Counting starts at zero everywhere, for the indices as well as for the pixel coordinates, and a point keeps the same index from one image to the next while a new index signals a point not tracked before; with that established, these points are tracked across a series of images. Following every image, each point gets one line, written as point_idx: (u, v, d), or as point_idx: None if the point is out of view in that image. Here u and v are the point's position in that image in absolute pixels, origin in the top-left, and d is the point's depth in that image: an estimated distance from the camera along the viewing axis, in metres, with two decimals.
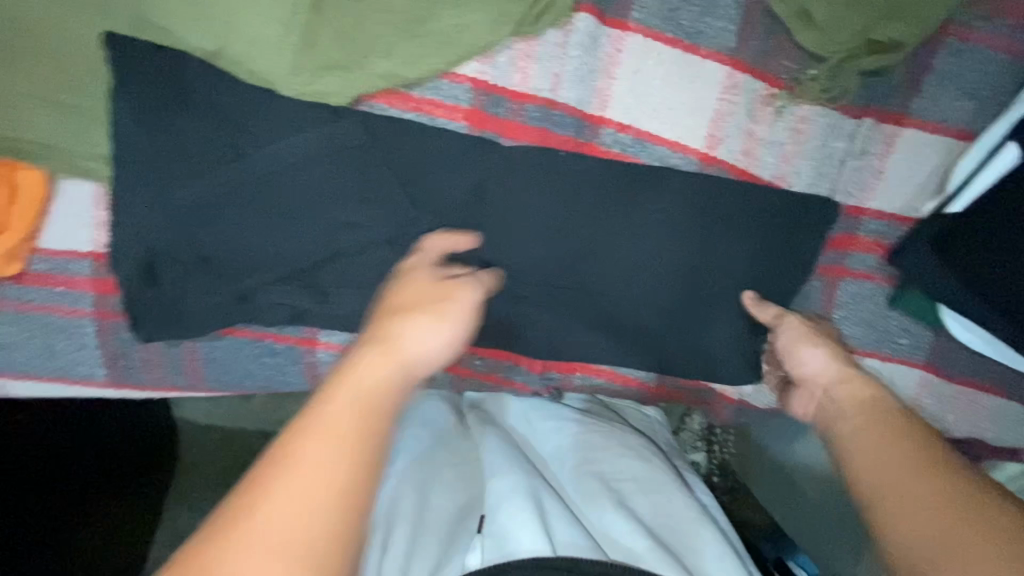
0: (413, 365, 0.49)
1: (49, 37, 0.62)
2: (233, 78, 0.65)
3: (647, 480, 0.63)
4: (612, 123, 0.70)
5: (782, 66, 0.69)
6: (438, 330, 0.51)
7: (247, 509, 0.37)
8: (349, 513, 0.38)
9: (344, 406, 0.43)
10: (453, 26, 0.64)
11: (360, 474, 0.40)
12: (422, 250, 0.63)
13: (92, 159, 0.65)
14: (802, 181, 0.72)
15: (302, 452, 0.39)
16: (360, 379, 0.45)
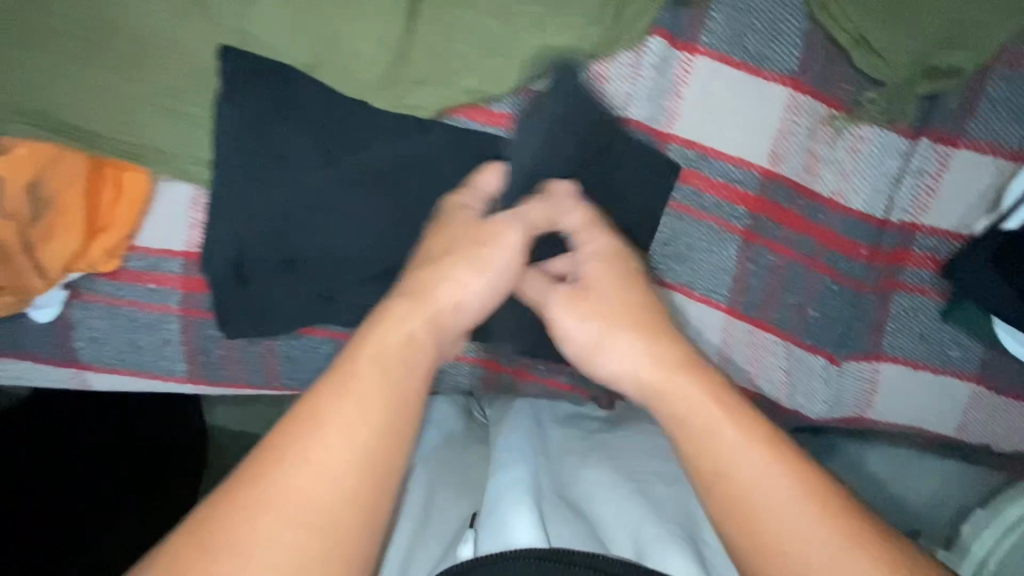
0: (442, 319, 0.51)
1: (133, 31, 0.57)
2: (325, 89, 0.63)
3: (668, 474, 0.59)
4: (680, 139, 0.67)
5: (840, 88, 0.65)
6: (484, 281, 0.54)
7: (271, 470, 0.40)
8: (362, 473, 0.41)
9: (371, 366, 0.45)
10: (534, 47, 0.64)
11: (382, 430, 0.43)
12: (477, 185, 0.61)
13: (194, 162, 0.62)
14: (861, 201, 0.68)
15: (325, 414, 0.42)
16: (383, 338, 0.47)
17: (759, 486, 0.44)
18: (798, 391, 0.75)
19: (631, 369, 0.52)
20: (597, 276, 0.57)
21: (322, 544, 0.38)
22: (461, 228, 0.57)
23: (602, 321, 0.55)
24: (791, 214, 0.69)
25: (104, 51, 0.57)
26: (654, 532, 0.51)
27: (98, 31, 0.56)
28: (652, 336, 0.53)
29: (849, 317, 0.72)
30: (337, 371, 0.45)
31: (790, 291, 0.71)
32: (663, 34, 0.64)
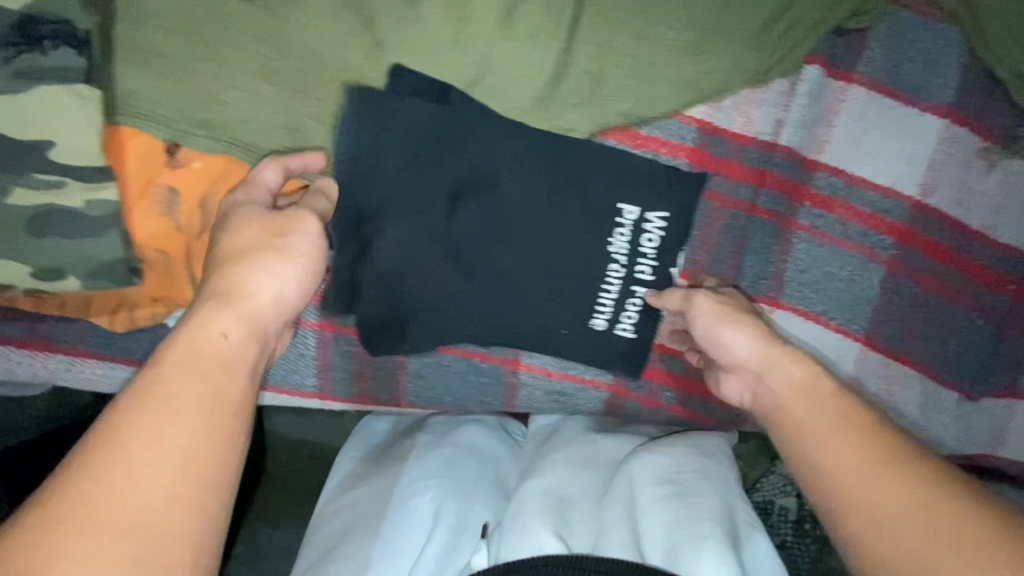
0: (261, 316, 0.48)
1: (305, 44, 0.57)
2: (482, 107, 0.63)
3: (705, 471, 0.60)
4: (827, 167, 0.67)
5: (996, 121, 0.64)
6: (297, 272, 0.50)
7: (64, 490, 0.36)
8: (170, 491, 0.37)
9: (176, 373, 0.41)
10: (691, 71, 0.63)
11: (204, 443, 0.40)
12: (257, 181, 0.54)
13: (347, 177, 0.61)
14: (1009, 234, 0.67)
15: (123, 433, 0.38)
16: (188, 341, 0.43)
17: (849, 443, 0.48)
18: (929, 427, 0.73)
19: (743, 344, 0.58)
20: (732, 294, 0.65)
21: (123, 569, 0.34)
22: (260, 219, 0.51)
23: (729, 306, 0.61)
24: (939, 245, 0.68)
25: (276, 64, 0.56)
26: (683, 532, 0.53)
27: (272, 45, 0.56)
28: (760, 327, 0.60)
29: (985, 353, 0.70)
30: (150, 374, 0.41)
31: (930, 323, 0.70)
32: (821, 62, 0.65)
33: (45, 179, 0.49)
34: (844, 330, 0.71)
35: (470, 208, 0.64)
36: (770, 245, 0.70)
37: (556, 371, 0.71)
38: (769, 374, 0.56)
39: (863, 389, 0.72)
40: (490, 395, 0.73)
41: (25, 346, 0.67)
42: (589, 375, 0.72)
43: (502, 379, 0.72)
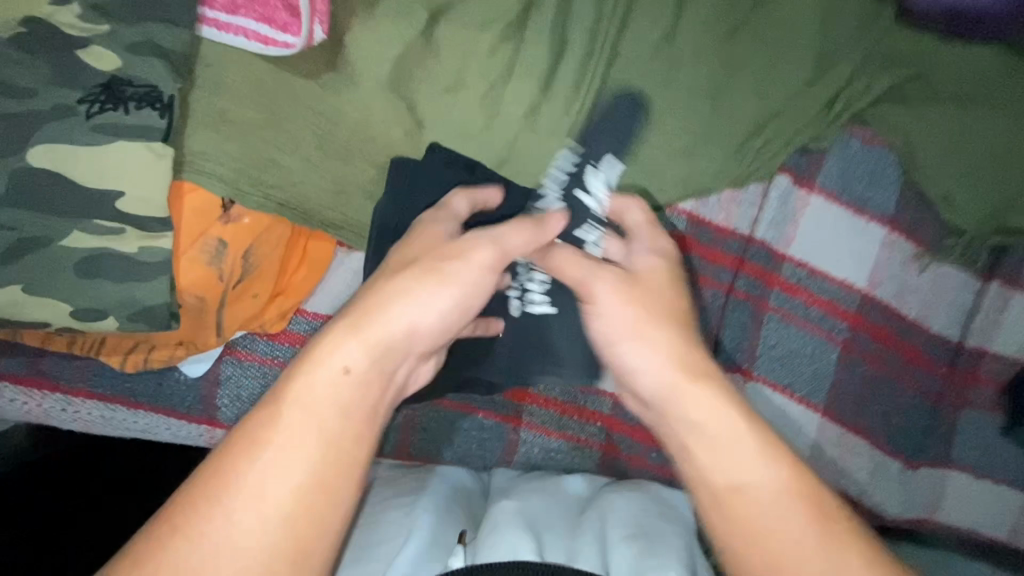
0: (391, 344, 0.50)
1: (357, 120, 0.63)
2: (507, 186, 0.71)
3: (664, 514, 0.64)
4: (794, 259, 0.78)
5: (925, 232, 0.79)
6: (444, 300, 0.52)
7: (210, 504, 0.43)
8: (289, 522, 0.43)
9: (300, 411, 0.46)
10: (684, 172, 0.75)
11: (320, 482, 0.45)
12: (447, 208, 0.62)
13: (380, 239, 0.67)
14: (938, 325, 0.79)
15: (257, 460, 0.44)
16: (315, 375, 0.47)
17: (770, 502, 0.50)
18: (877, 492, 0.81)
19: (651, 365, 0.57)
20: (649, 273, 0.63)
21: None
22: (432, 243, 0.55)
23: (643, 309, 0.59)
24: (883, 331, 0.79)
25: (330, 134, 0.62)
26: (647, 561, 0.54)
27: (330, 119, 0.62)
28: (679, 341, 0.58)
29: (924, 428, 0.81)
30: (284, 407, 0.46)
31: (878, 399, 0.80)
32: (787, 173, 0.78)
33: (105, 225, 0.51)
34: (805, 401, 0.80)
35: None
36: (746, 322, 0.79)
37: (552, 430, 0.76)
38: (673, 412, 0.55)
39: (821, 455, 0.80)
40: (488, 450, 0.76)
41: (21, 383, 0.65)
42: (583, 435, 0.76)
43: (503, 435, 0.75)
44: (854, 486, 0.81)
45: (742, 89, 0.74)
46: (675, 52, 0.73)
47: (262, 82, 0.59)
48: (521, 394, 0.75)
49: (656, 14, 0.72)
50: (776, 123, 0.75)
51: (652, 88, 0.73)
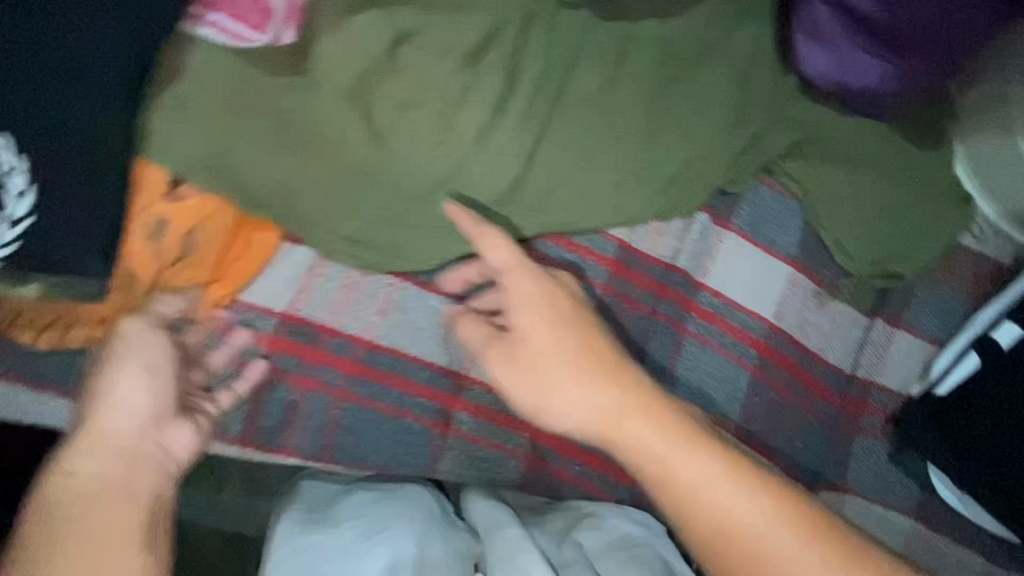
0: (123, 445, 0.60)
1: (308, 119, 0.69)
2: (457, 197, 0.76)
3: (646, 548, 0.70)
4: (710, 289, 0.86)
5: (824, 273, 0.88)
6: (134, 388, 0.62)
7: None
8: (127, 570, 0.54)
9: (66, 526, 0.55)
10: (617, 202, 0.82)
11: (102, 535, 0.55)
12: None
13: (325, 232, 0.72)
14: (834, 357, 0.88)
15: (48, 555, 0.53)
16: (71, 481, 0.57)
17: (712, 500, 0.60)
18: None
19: (571, 418, 0.66)
20: (537, 331, 0.67)
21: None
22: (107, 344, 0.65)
23: (524, 371, 0.67)
24: (789, 360, 0.87)
25: (282, 130, 0.68)
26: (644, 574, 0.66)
27: (283, 122, 0.68)
28: (619, 401, 0.65)
29: (824, 454, 0.88)
30: (57, 515, 0.55)
31: (784, 424, 0.87)
32: (708, 211, 0.86)
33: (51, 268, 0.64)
34: (721, 424, 0.85)
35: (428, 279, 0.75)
36: (667, 344, 0.85)
37: (478, 436, 0.78)
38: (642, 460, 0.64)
39: None
40: (409, 457, 0.76)
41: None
42: (508, 446, 0.79)
43: (428, 438, 0.77)
44: None
45: (669, 135, 0.84)
46: (612, 97, 0.83)
47: (227, 73, 0.67)
48: (452, 400, 0.77)
49: (595, 66, 0.83)
50: (696, 166, 0.85)
51: (592, 125, 0.82)
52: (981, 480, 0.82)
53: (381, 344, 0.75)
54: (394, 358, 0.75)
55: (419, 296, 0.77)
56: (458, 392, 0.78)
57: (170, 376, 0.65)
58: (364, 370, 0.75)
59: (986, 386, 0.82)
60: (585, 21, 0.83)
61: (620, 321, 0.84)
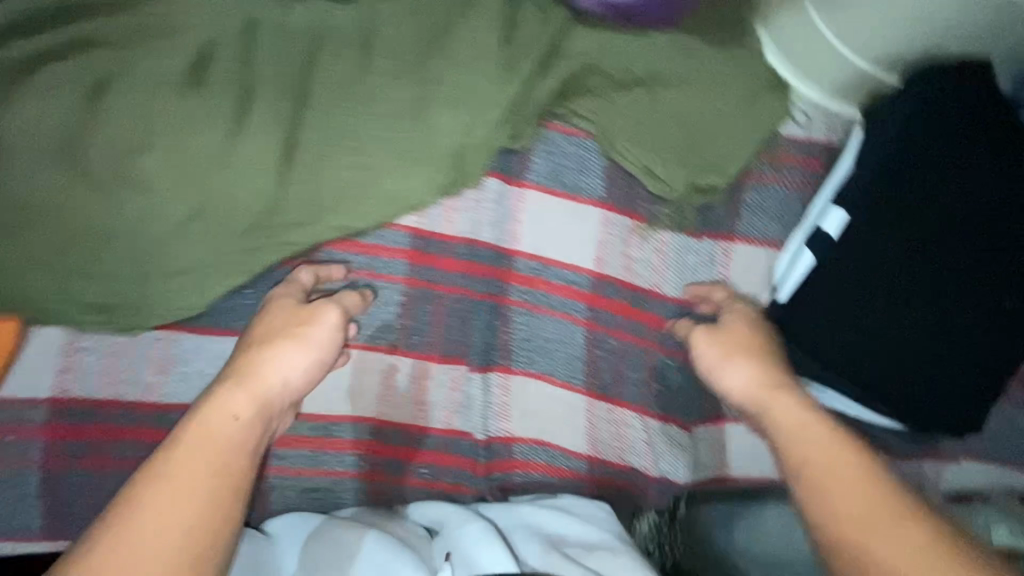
0: (269, 398, 0.61)
1: (9, 197, 0.66)
2: (212, 231, 0.71)
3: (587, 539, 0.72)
4: (524, 253, 0.81)
5: (641, 205, 0.83)
6: (296, 355, 0.65)
7: (138, 503, 0.50)
8: (202, 531, 0.50)
9: (191, 448, 0.54)
10: (395, 188, 0.77)
11: (208, 471, 0.53)
12: None
13: (59, 306, 0.68)
14: (672, 289, 0.84)
15: (153, 489, 0.51)
16: (212, 419, 0.57)
17: (807, 434, 0.62)
18: (667, 461, 0.86)
19: (742, 381, 0.71)
20: (737, 320, 0.76)
21: (193, 547, 0.49)
22: (280, 313, 0.68)
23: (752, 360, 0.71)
24: (623, 305, 0.83)
25: None
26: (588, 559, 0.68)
27: None
28: (756, 368, 0.71)
29: (684, 390, 0.85)
30: (194, 448, 0.54)
31: (633, 370, 0.84)
32: (497, 175, 0.82)
33: None
34: (567, 386, 0.83)
35: (206, 324, 0.72)
36: (491, 322, 0.81)
37: (303, 469, 0.76)
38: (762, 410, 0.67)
39: (594, 435, 0.85)
40: None
41: None
42: (341, 468, 0.77)
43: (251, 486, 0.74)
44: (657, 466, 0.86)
45: (439, 106, 0.79)
46: (364, 81, 0.77)
47: None
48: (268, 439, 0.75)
49: (341, 55, 0.77)
50: (472, 128, 0.79)
51: (351, 118, 0.76)
52: (847, 379, 0.77)
53: (172, 403, 0.70)
54: None
55: (199, 343, 0.71)
56: None
57: (327, 364, 0.68)
58: (157, 436, 0.70)
59: (861, 268, 0.75)
60: (319, 11, 0.77)
61: (438, 310, 0.79)
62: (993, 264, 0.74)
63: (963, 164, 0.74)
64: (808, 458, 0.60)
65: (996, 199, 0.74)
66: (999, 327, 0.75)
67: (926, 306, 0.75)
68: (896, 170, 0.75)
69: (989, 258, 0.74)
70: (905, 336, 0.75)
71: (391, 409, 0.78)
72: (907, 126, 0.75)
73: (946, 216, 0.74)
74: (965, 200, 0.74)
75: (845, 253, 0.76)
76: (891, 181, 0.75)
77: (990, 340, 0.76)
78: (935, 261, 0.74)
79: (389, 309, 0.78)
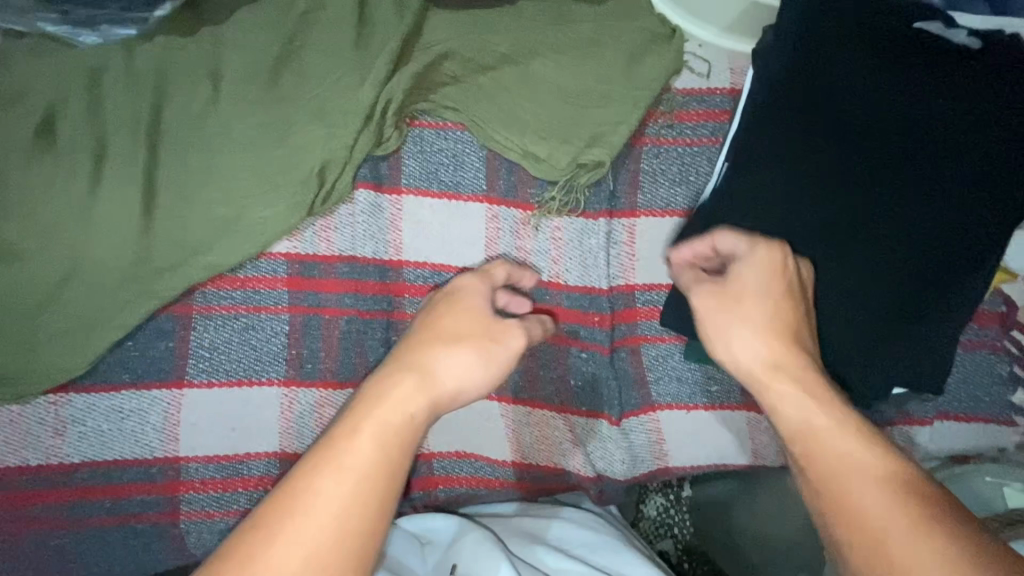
0: (441, 400, 0.57)
1: None
2: (84, 290, 0.71)
3: (593, 541, 0.71)
4: (411, 263, 0.78)
5: (528, 193, 0.78)
6: (484, 373, 0.61)
7: (309, 495, 0.47)
8: (352, 540, 0.46)
9: (370, 438, 0.50)
10: (262, 218, 0.75)
11: (376, 479, 0.49)
12: None
13: None
14: (576, 277, 0.78)
15: (325, 482, 0.48)
16: (385, 412, 0.52)
17: (831, 445, 0.52)
18: (602, 458, 0.80)
19: (747, 357, 0.58)
20: (744, 278, 0.61)
21: (353, 562, 0.46)
22: (471, 313, 0.64)
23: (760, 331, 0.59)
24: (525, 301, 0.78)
25: None
26: (600, 555, 0.69)
27: None
28: (765, 345, 0.58)
29: (608, 384, 0.79)
30: (370, 437, 0.50)
31: (546, 369, 0.79)
32: (368, 185, 0.78)
33: None
34: None
35: (93, 381, 0.73)
36: (388, 338, 0.78)
37: (215, 510, 0.74)
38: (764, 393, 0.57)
39: (517, 441, 0.80)
40: (162, 554, 0.74)
41: None
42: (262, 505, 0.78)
43: (162, 535, 0.73)
44: (594, 464, 0.80)
45: (297, 121, 0.75)
46: (217, 112, 0.75)
47: None
48: (173, 486, 0.73)
49: (188, 88, 0.76)
50: (330, 141, 0.75)
51: (209, 151, 0.75)
52: None
53: (76, 462, 0.72)
54: (95, 471, 0.72)
55: (90, 401, 0.72)
56: (178, 475, 0.74)
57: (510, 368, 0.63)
58: (67, 496, 0.72)
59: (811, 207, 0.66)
60: (161, 48, 0.76)
61: (333, 333, 0.77)
62: (942, 191, 0.64)
63: (927, 64, 0.64)
64: (824, 464, 0.52)
65: (938, 113, 0.63)
66: (964, 258, 0.65)
67: (880, 249, 0.65)
68: (883, 67, 0.64)
69: (956, 179, 0.64)
70: (838, 295, 0.67)
71: (296, 442, 0.75)
72: (796, 64, 0.66)
73: (860, 159, 0.65)
74: (881, 137, 0.64)
75: (753, 217, 0.66)
76: (790, 130, 0.66)
77: (948, 281, 0.66)
78: (857, 211, 0.65)
79: (281, 338, 0.76)
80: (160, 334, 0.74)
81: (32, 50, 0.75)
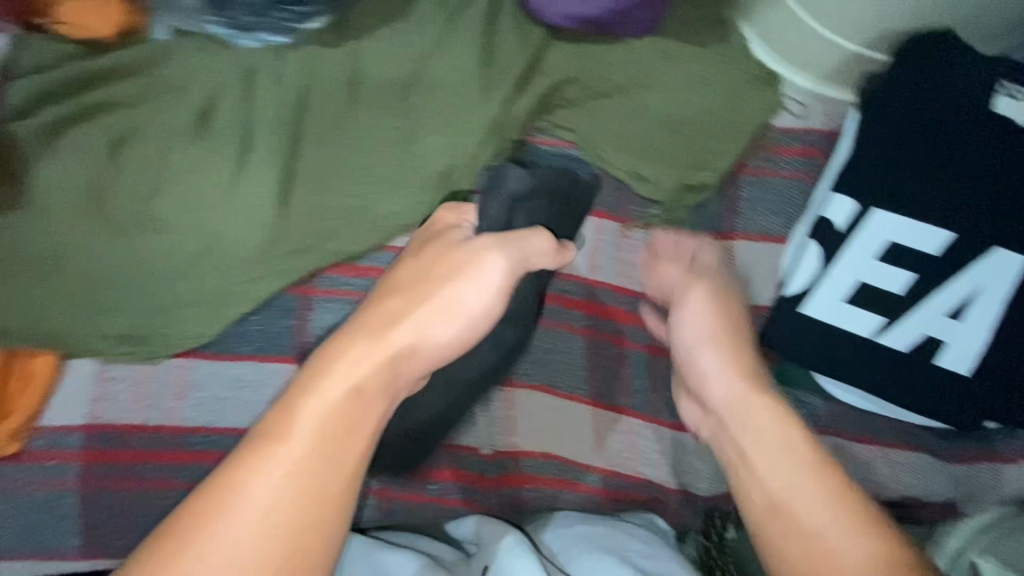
0: (394, 359, 0.57)
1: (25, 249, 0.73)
2: (219, 264, 0.77)
3: (646, 547, 0.71)
4: None
5: (632, 210, 0.84)
6: (448, 325, 0.61)
7: (255, 469, 0.49)
8: (291, 513, 0.48)
9: (312, 412, 0.52)
10: (389, 212, 0.81)
11: (318, 449, 0.51)
12: None
13: (87, 344, 0.75)
14: None
15: (276, 453, 0.50)
16: (338, 377, 0.54)
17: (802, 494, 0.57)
18: (687, 472, 0.82)
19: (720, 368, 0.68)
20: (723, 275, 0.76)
21: (290, 540, 0.48)
22: (431, 261, 0.64)
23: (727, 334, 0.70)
24: (625, 311, 0.84)
25: (14, 263, 0.73)
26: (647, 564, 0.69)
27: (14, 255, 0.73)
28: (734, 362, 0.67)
29: None
30: (318, 408, 0.52)
31: (638, 377, 0.83)
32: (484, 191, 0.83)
33: None
34: (574, 397, 0.82)
35: (221, 349, 0.78)
36: None
37: None
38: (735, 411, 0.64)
39: (605, 447, 0.82)
40: None
41: None
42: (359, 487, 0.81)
43: None
44: (679, 478, 0.82)
45: (425, 131, 0.82)
46: (353, 116, 0.82)
47: None
48: None
49: (329, 95, 0.83)
50: (457, 150, 0.82)
51: (343, 149, 0.81)
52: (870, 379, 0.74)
53: (191, 426, 0.77)
54: (206, 435, 0.77)
55: (213, 368, 0.78)
56: None
57: (481, 325, 0.63)
58: (179, 457, 0.76)
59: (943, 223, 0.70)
60: (307, 54, 0.83)
61: None
62: None
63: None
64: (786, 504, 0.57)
65: None
66: None
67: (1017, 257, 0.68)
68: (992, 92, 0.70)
69: None
70: (936, 326, 0.71)
71: None
72: (920, 92, 0.71)
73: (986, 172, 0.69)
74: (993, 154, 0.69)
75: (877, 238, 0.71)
76: (911, 150, 0.71)
77: None
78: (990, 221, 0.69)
79: None
80: (285, 311, 0.80)
81: (192, 47, 0.81)
